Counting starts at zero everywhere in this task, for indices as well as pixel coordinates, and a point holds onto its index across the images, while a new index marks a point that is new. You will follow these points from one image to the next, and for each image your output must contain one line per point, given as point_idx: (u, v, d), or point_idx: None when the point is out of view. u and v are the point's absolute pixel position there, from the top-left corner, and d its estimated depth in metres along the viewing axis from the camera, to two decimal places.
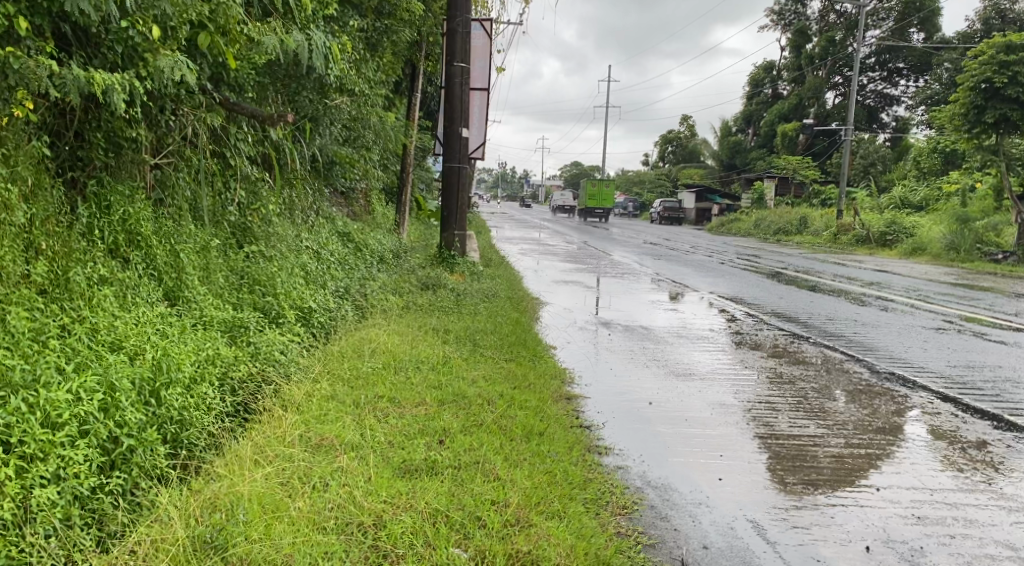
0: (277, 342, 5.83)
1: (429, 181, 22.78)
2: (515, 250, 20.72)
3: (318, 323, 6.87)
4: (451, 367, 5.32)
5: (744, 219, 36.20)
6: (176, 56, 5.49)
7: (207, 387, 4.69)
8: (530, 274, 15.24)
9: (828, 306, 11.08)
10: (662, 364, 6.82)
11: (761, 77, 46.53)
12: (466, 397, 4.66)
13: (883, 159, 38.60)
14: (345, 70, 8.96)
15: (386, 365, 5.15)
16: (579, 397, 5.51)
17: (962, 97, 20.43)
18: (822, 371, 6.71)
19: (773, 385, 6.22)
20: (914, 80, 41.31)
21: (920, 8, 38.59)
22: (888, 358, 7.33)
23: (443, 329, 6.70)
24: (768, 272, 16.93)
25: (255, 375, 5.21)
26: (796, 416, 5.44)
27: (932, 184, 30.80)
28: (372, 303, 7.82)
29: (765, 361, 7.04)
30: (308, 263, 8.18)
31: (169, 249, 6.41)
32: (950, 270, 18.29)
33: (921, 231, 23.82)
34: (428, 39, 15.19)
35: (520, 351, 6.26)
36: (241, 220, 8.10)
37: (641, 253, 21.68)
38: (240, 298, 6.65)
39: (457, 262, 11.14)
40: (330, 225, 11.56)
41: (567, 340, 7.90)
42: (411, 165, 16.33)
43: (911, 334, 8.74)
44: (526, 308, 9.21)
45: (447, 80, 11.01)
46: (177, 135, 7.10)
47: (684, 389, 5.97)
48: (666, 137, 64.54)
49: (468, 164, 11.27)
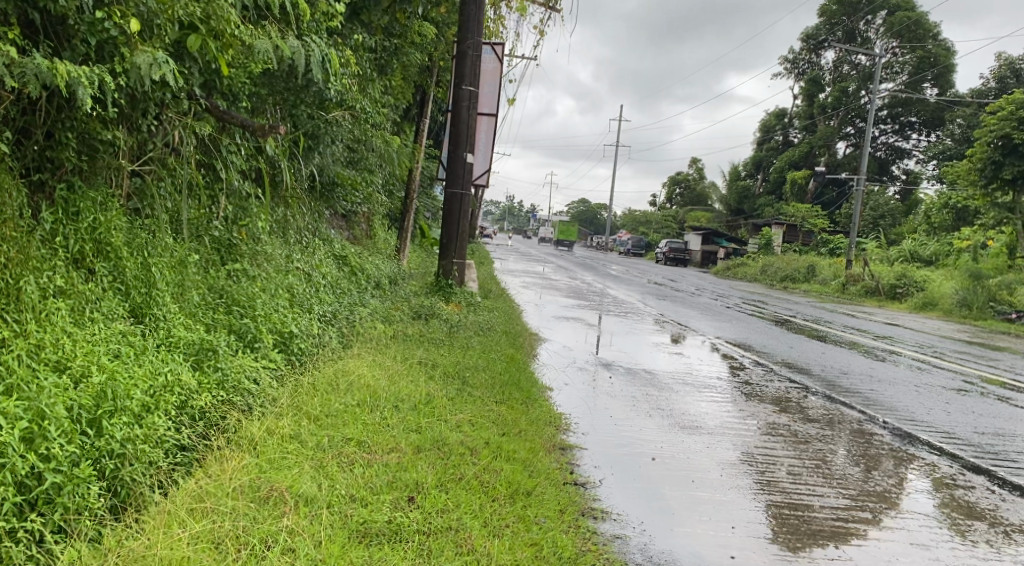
0: (247, 368, 5.34)
1: (433, 208, 22.42)
2: (518, 284, 20.24)
3: (298, 350, 6.36)
4: (435, 407, 4.79)
5: (750, 265, 35.73)
6: (156, 53, 5.08)
7: (159, 416, 4.22)
8: (531, 309, 14.75)
9: (841, 359, 10.54)
10: (667, 414, 6.30)
11: (773, 124, 46.40)
12: (446, 445, 4.13)
13: (893, 211, 38.26)
14: (347, 86, 8.55)
15: (361, 402, 4.62)
16: (575, 448, 5.00)
17: (979, 152, 20.03)
18: (842, 430, 6.17)
19: (789, 444, 5.67)
20: (927, 134, 41.13)
21: (934, 63, 38.42)
22: (908, 419, 6.80)
23: (431, 364, 6.17)
24: (776, 319, 16.41)
25: (218, 403, 4.74)
26: (816, 484, 4.90)
27: (942, 238, 30.40)
28: (359, 332, 7.33)
29: (778, 417, 6.51)
30: (294, 284, 7.71)
31: (140, 262, 5.95)
32: (963, 328, 17.78)
33: (931, 286, 23.31)
34: (439, 64, 14.88)
35: (514, 393, 5.73)
36: (226, 236, 7.63)
37: (645, 293, 21.20)
38: (214, 319, 6.15)
39: (455, 292, 10.68)
40: (326, 247, 11.12)
41: (565, 381, 7.37)
42: (415, 191, 15.93)
43: (931, 394, 8.19)
44: (524, 345, 8.72)
45: (454, 102, 10.64)
46: (160, 141, 6.64)
47: (692, 444, 5.45)
48: (674, 178, 64.46)
49: (471, 191, 10.83)
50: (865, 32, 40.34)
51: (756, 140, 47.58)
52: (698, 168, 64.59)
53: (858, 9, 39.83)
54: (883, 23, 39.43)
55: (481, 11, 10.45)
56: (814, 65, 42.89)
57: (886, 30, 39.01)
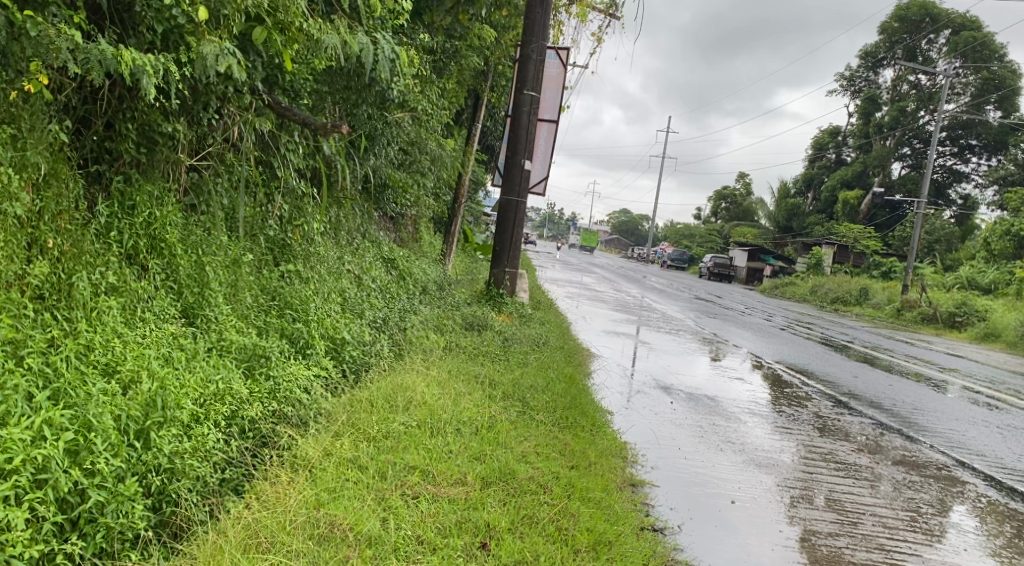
0: (299, 377, 5.09)
1: (479, 213, 22.14)
2: (563, 294, 19.87)
3: (350, 358, 6.09)
4: (499, 433, 4.43)
5: (799, 285, 34.88)
6: (223, 43, 4.83)
7: (209, 429, 4.00)
8: (579, 321, 14.38)
9: (909, 392, 9.98)
10: (738, 449, 5.90)
11: (826, 141, 45.33)
12: (517, 479, 3.80)
13: (950, 236, 37.09)
14: (409, 86, 8.28)
15: (421, 423, 4.29)
16: (646, 486, 4.66)
17: None
18: (931, 478, 5.71)
19: (876, 492, 5.25)
20: (987, 159, 39.52)
21: (999, 86, 36.90)
22: (999, 467, 6.31)
23: (489, 382, 5.82)
24: (833, 343, 15.79)
25: (269, 415, 4.51)
26: (917, 545, 4.45)
27: (1004, 266, 29.24)
28: (412, 341, 7.04)
29: (857, 457, 6.06)
30: (346, 289, 7.48)
31: (194, 260, 5.75)
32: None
33: (993, 316, 22.36)
34: (495, 68, 14.60)
35: (578, 418, 5.39)
36: (280, 236, 7.44)
37: (694, 309, 20.63)
38: (267, 323, 5.93)
39: (506, 303, 10.36)
40: (376, 249, 10.90)
41: (625, 405, 6.98)
42: (465, 195, 15.66)
43: (1015, 438, 7.65)
44: (579, 362, 8.37)
45: (515, 107, 10.32)
46: (220, 136, 6.43)
47: (771, 489, 5.04)
48: (720, 192, 63.44)
49: (527, 200, 10.51)
50: (927, 51, 39.23)
51: (808, 157, 46.56)
52: (745, 183, 63.49)
53: (921, 28, 38.73)
54: (947, 43, 38.27)
55: (548, 14, 10.12)
56: (871, 83, 41.80)
57: (950, 50, 37.83)
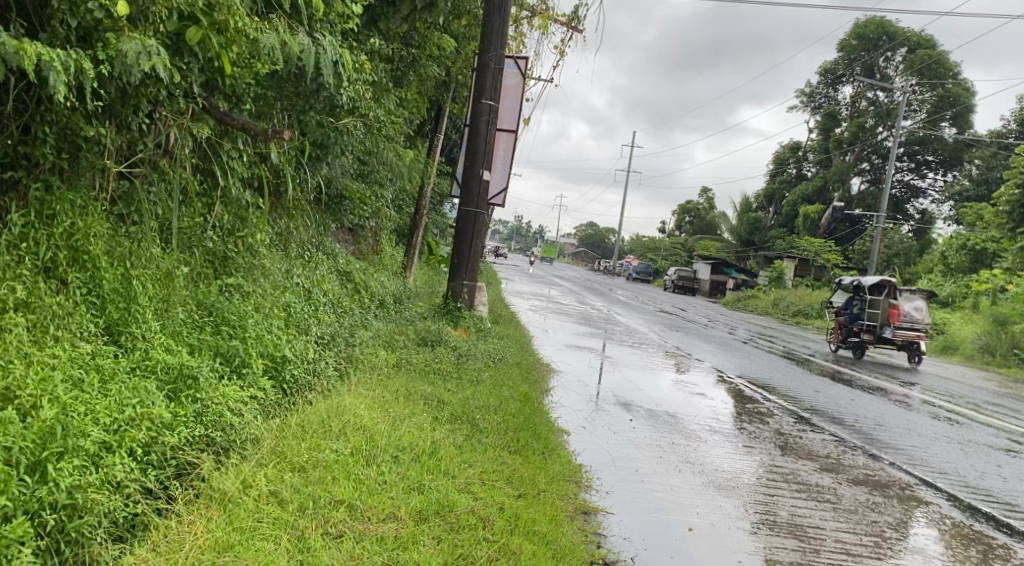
0: (232, 397, 4.76)
1: (442, 225, 21.85)
2: (527, 307, 19.60)
3: (290, 378, 5.75)
4: (441, 458, 4.12)
5: (762, 298, 35.04)
6: (145, 42, 4.56)
7: (120, 458, 3.71)
8: (541, 335, 14.10)
9: (872, 408, 9.84)
10: (699, 470, 5.64)
11: (787, 156, 45.79)
12: (456, 512, 3.49)
13: (908, 250, 37.59)
14: (359, 92, 7.97)
15: (355, 449, 3.96)
16: (599, 513, 4.37)
17: (1009, 194, 18.95)
18: (896, 499, 5.50)
19: (840, 515, 5.01)
20: (943, 174, 40.22)
21: (954, 103, 37.62)
22: (963, 485, 6.14)
23: (438, 403, 5.50)
24: (795, 357, 15.71)
25: (193, 442, 4.19)
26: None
27: (960, 280, 29.62)
28: (360, 358, 6.71)
29: (820, 477, 5.85)
30: (292, 304, 7.14)
31: (120, 273, 5.38)
32: (988, 376, 17.03)
33: (951, 329, 22.57)
34: (456, 79, 14.34)
35: (530, 440, 5.10)
36: (221, 248, 7.08)
37: (658, 322, 20.48)
38: (200, 340, 5.56)
39: (463, 317, 10.04)
40: (330, 262, 10.55)
41: (582, 423, 6.71)
42: (426, 208, 15.33)
43: (978, 454, 7.52)
44: (537, 379, 8.08)
45: (473, 117, 10.05)
46: (152, 142, 6.01)
47: (730, 513, 4.78)
48: (684, 207, 63.82)
49: (486, 211, 10.22)
50: (884, 69, 39.86)
51: (770, 172, 47.02)
52: (709, 197, 63.99)
53: (879, 45, 39.38)
54: (903, 61, 38.92)
55: (506, 22, 9.90)
56: (831, 99, 42.35)
57: (906, 67, 38.47)
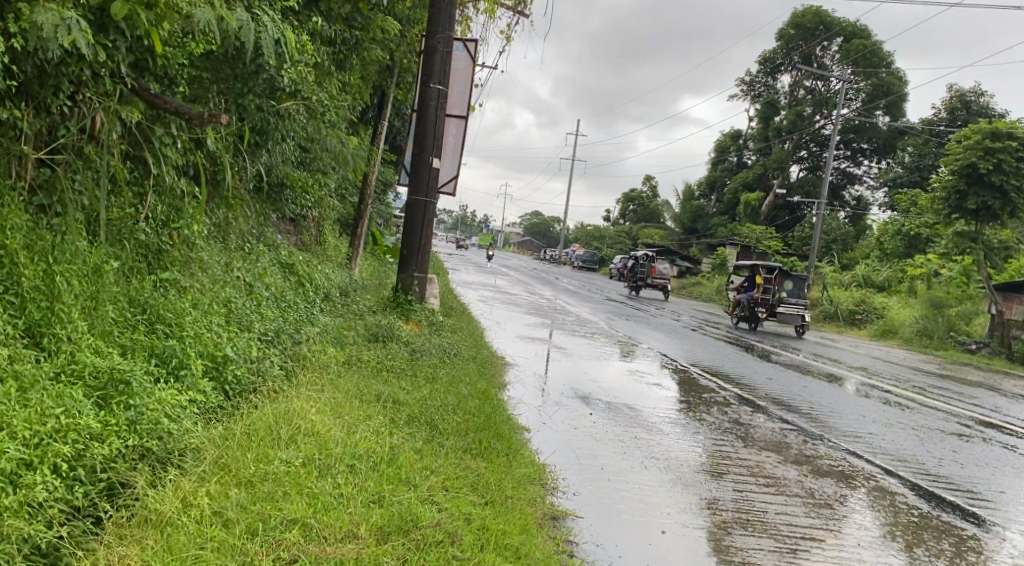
0: (169, 403, 4.40)
1: (386, 215, 21.36)
2: (475, 298, 19.29)
3: (233, 379, 5.36)
4: (401, 466, 3.83)
5: (706, 285, 35.35)
6: (63, 14, 4.19)
7: (40, 477, 3.40)
8: (493, 327, 13.82)
9: (825, 394, 9.84)
10: (666, 466, 5.46)
11: (728, 144, 46.27)
12: (422, 529, 3.21)
13: (845, 236, 38.43)
14: (299, 73, 7.54)
15: (306, 460, 3.64)
16: (569, 518, 4.15)
17: (944, 180, 19.13)
18: (863, 490, 5.41)
19: (810, 510, 4.88)
20: (877, 161, 41.17)
21: (888, 92, 38.43)
22: (925, 473, 6.10)
23: (394, 404, 5.20)
24: (744, 343, 15.76)
25: (124, 454, 3.84)
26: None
27: (896, 264, 30.28)
28: (306, 355, 6.34)
29: (785, 470, 5.73)
30: (233, 299, 6.74)
31: (42, 269, 4.95)
32: (927, 358, 17.39)
33: (889, 313, 23.08)
34: (400, 64, 13.90)
35: (492, 440, 4.85)
36: (155, 240, 6.65)
37: (606, 311, 20.39)
38: (133, 342, 5.16)
39: (414, 309, 9.66)
40: (272, 254, 10.09)
41: (542, 420, 6.48)
42: (371, 196, 14.89)
43: (932, 439, 7.52)
44: (494, 373, 7.81)
45: (421, 101, 9.71)
46: (75, 126, 5.53)
47: (699, 512, 4.60)
48: (628, 195, 64.20)
49: (436, 199, 9.90)
50: (821, 58, 40.47)
51: (711, 160, 47.48)
52: (652, 185, 64.49)
53: (816, 35, 39.93)
54: (839, 50, 39.55)
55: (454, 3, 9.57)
56: (771, 88, 42.88)
57: (842, 57, 39.12)
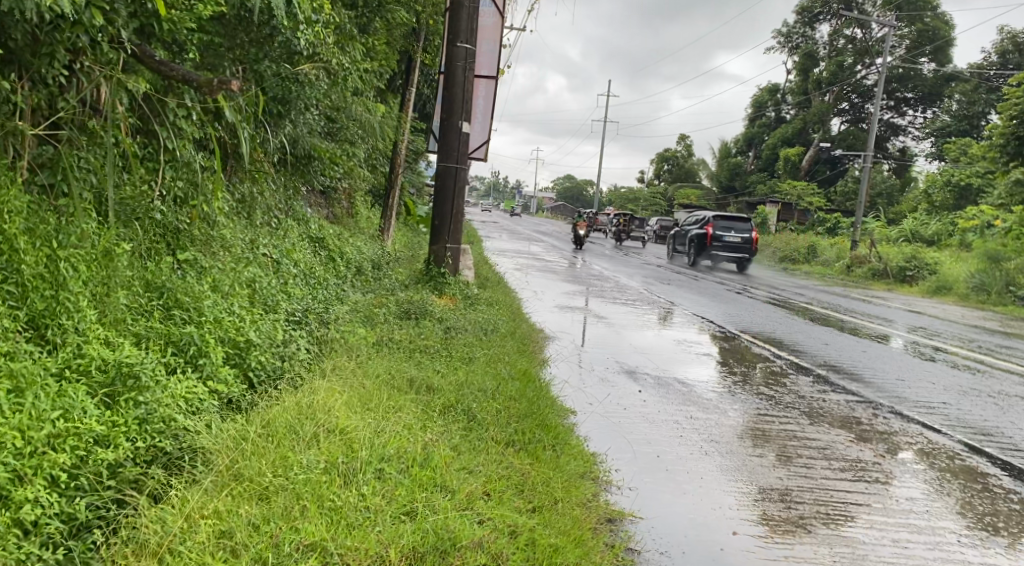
0: (184, 397, 4.00)
1: (418, 184, 20.90)
2: (512, 266, 18.83)
3: (256, 365, 4.95)
4: (436, 467, 3.52)
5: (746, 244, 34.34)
6: None
7: (34, 491, 3.03)
8: (530, 297, 13.36)
9: (887, 359, 9.22)
10: (728, 452, 4.96)
11: (766, 99, 44.78)
12: (461, 551, 3.00)
13: (891, 189, 37.04)
14: (318, 33, 7.01)
15: (329, 465, 3.36)
16: (626, 521, 3.75)
17: (1002, 127, 17.89)
18: (950, 474, 4.86)
19: (894, 500, 4.36)
20: (923, 111, 39.49)
21: (933, 37, 36.67)
22: (1014, 449, 5.51)
23: (427, 390, 4.79)
24: (790, 305, 15.09)
25: (133, 459, 3.46)
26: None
27: (945, 217, 28.92)
28: (334, 336, 5.94)
29: (860, 451, 5.20)
30: (257, 278, 6.35)
31: (44, 255, 4.55)
32: (986, 315, 16.46)
33: (942, 269, 21.97)
34: (426, 25, 13.29)
35: (538, 432, 4.39)
36: (172, 219, 6.23)
37: (646, 275, 19.80)
38: (147, 330, 4.77)
39: (448, 283, 9.20)
40: (300, 228, 9.74)
41: (589, 401, 6.01)
42: (401, 164, 14.36)
43: (1013, 408, 6.92)
44: (533, 349, 7.37)
45: (448, 62, 9.14)
46: (76, 98, 5.11)
47: (775, 507, 4.11)
48: (661, 155, 62.72)
49: (467, 166, 9.38)
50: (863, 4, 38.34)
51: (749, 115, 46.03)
52: (685, 144, 62.91)
53: None
54: None
55: None
56: (809, 39, 41.27)
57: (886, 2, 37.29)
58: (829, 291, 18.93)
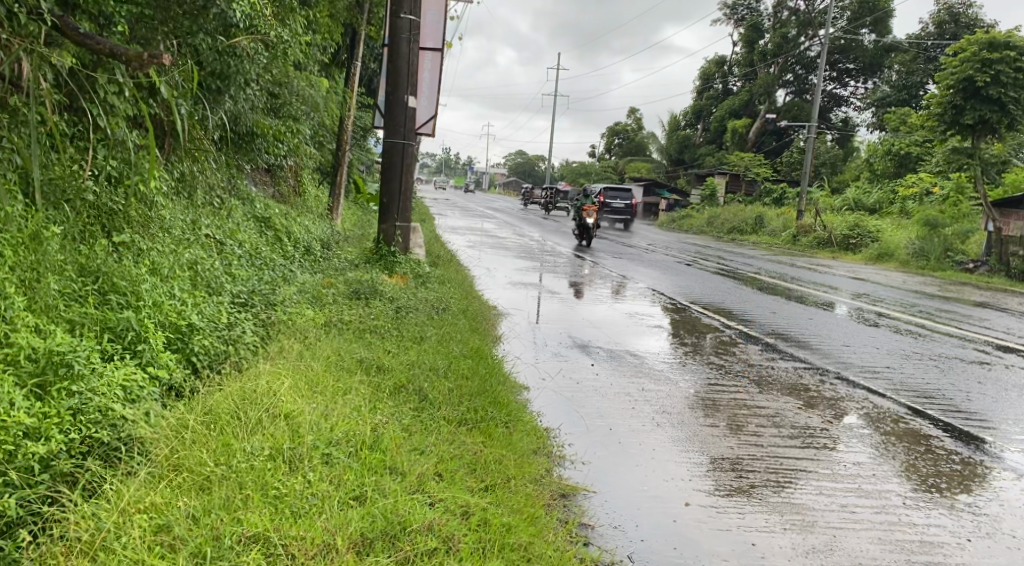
0: (122, 385, 3.80)
1: (367, 161, 20.57)
2: (464, 243, 18.69)
3: (199, 349, 4.80)
4: (386, 450, 3.50)
5: (696, 216, 34.68)
6: None
7: None
8: (482, 274, 13.28)
9: (833, 327, 9.38)
10: (680, 423, 4.98)
11: (713, 71, 45.08)
12: (411, 535, 2.97)
13: (835, 159, 37.67)
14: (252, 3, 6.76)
15: (274, 452, 3.34)
16: (579, 497, 3.74)
17: (939, 95, 18.12)
18: (893, 437, 4.95)
19: (842, 465, 4.41)
20: (864, 81, 40.18)
21: (873, 9, 37.33)
22: (955, 411, 5.64)
23: (378, 369, 4.73)
24: (738, 275, 15.27)
25: (67, 451, 3.29)
26: (918, 542, 3.62)
27: (887, 185, 29.55)
28: (279, 318, 5.80)
29: (808, 418, 5.26)
30: (198, 261, 6.16)
31: None
32: (926, 280, 16.88)
33: (884, 237, 22.45)
34: None
35: (490, 409, 4.36)
36: (107, 201, 5.98)
37: (598, 249, 19.85)
38: (83, 316, 4.58)
39: (398, 261, 9.07)
40: (244, 208, 9.49)
41: (542, 376, 6.00)
42: (349, 141, 14.09)
43: (953, 370, 7.09)
44: (485, 326, 7.32)
45: (392, 35, 8.94)
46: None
47: (726, 477, 4.13)
48: (611, 129, 62.77)
49: (415, 141, 9.23)
50: None
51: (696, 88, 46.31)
52: (635, 117, 63.10)
53: None
54: None
55: None
56: (754, 11, 41.58)
57: None
58: (777, 261, 19.21)
